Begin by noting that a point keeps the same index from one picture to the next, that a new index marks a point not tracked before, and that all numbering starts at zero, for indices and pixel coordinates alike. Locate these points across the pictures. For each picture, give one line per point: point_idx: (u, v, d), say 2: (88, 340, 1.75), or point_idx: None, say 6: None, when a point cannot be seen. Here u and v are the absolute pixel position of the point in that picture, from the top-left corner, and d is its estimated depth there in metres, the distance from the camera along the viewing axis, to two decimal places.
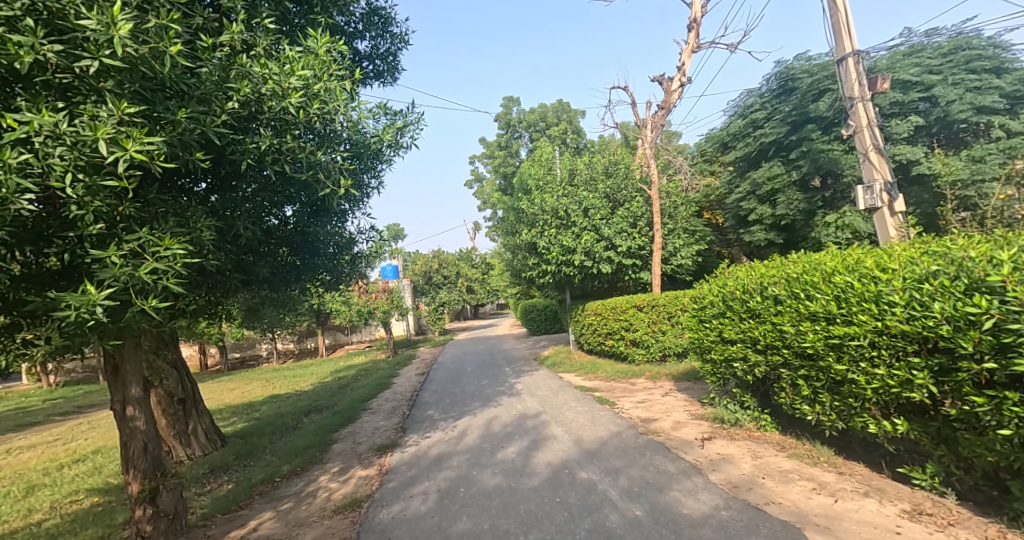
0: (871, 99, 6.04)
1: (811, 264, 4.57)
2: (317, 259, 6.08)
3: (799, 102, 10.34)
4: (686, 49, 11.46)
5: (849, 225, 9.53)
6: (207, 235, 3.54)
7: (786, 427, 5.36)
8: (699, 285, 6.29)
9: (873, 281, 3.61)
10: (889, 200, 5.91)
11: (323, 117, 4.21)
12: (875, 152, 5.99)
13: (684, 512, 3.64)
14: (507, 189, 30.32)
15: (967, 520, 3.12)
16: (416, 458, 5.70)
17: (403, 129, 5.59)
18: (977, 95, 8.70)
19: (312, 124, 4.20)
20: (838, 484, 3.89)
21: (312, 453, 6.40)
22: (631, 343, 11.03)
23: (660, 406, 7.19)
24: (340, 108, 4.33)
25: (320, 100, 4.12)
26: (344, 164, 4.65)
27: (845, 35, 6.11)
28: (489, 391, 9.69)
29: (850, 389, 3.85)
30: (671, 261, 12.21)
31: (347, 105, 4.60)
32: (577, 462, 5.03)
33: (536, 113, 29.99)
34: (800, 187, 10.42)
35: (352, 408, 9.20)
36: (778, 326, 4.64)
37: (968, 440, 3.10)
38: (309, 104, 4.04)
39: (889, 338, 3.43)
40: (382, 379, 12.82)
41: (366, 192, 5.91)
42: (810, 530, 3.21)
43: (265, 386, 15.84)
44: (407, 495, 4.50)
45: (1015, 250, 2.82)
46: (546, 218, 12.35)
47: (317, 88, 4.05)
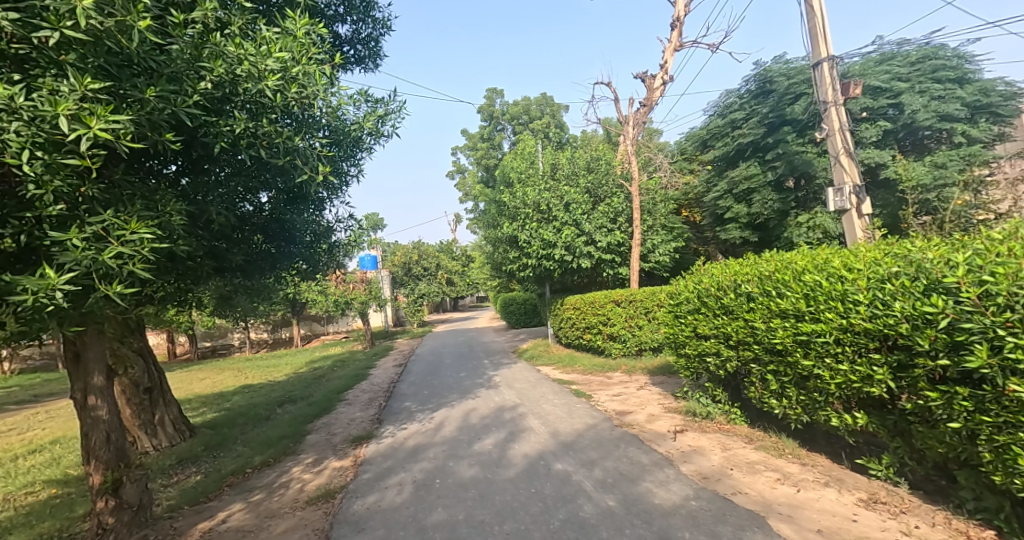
0: (843, 104, 6.22)
1: (783, 262, 4.72)
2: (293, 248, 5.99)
3: (776, 104, 10.55)
4: (669, 48, 11.59)
5: (820, 225, 9.82)
6: (177, 220, 3.46)
7: (755, 421, 5.53)
8: (675, 281, 6.41)
9: (840, 281, 3.75)
10: (857, 202, 6.12)
11: (301, 102, 4.15)
12: (846, 155, 6.18)
13: (655, 502, 3.75)
14: (488, 182, 30.26)
15: (917, 508, 3.30)
16: (392, 449, 5.69)
17: (384, 117, 5.52)
18: (941, 104, 9.04)
19: (289, 108, 4.12)
20: (802, 474, 4.05)
21: (285, 444, 6.34)
22: (609, 337, 11.17)
23: (634, 399, 7.34)
24: (319, 93, 4.27)
25: (298, 84, 4.05)
26: (323, 150, 4.58)
27: (821, 40, 6.27)
28: (467, 383, 9.72)
29: (815, 384, 4.00)
30: (650, 258, 12.42)
31: (326, 90, 4.53)
32: (553, 453, 5.10)
33: (519, 106, 29.88)
34: (774, 187, 10.69)
35: (327, 400, 9.11)
36: (750, 323, 4.78)
37: (922, 433, 3.27)
38: (287, 88, 3.97)
39: (853, 335, 3.56)
40: (359, 371, 12.72)
41: (346, 180, 5.82)
42: (773, 518, 3.34)
43: (237, 376, 15.54)
44: (382, 486, 4.51)
45: (971, 253, 2.94)
46: (528, 212, 12.37)
47: (295, 72, 3.98)
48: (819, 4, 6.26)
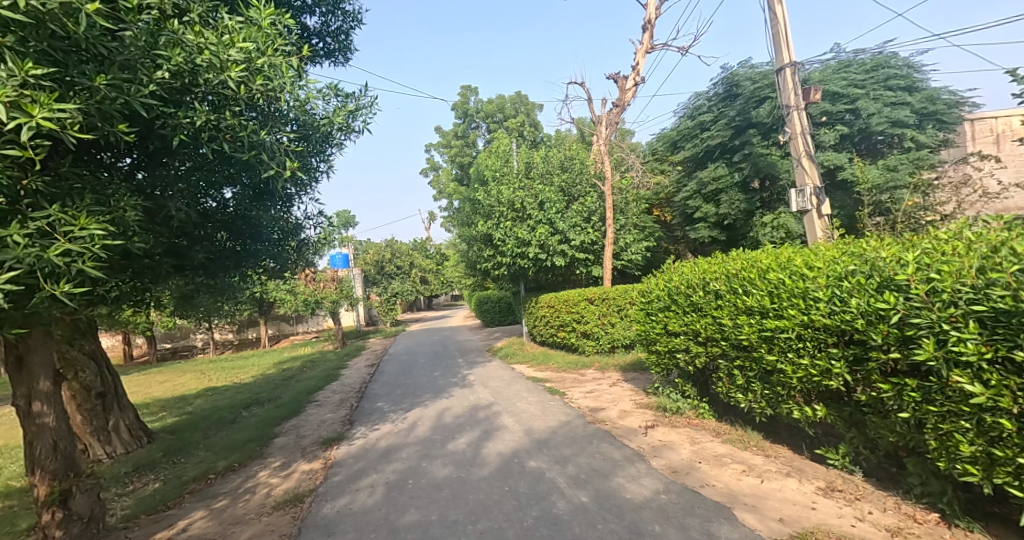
0: (805, 108, 6.46)
1: (749, 261, 4.87)
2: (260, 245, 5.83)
3: (743, 107, 10.86)
4: (641, 49, 11.77)
5: (783, 225, 10.16)
6: (132, 215, 3.33)
7: (722, 415, 5.69)
8: (646, 279, 6.54)
9: (801, 278, 3.89)
10: (817, 203, 6.36)
11: (267, 95, 4.04)
12: (807, 158, 6.42)
13: (627, 496, 3.82)
14: (463, 179, 30.13)
15: (871, 494, 3.47)
16: (363, 450, 5.61)
17: (355, 112, 5.42)
18: (893, 110, 9.48)
19: (254, 101, 4.01)
20: (765, 465, 4.20)
21: (250, 448, 6.16)
22: (582, 335, 11.29)
23: (607, 395, 7.44)
24: (286, 86, 4.17)
25: (263, 76, 3.94)
26: (290, 145, 4.47)
27: (784, 46, 6.49)
28: (441, 382, 9.67)
29: (778, 378, 4.15)
30: (622, 256, 12.62)
31: (294, 84, 4.42)
32: (526, 451, 5.13)
33: (493, 104, 29.83)
34: (741, 188, 11.01)
35: (296, 401, 8.91)
36: (718, 320, 4.91)
37: (875, 423, 3.43)
38: (251, 80, 3.86)
39: (813, 331, 3.71)
40: (330, 371, 12.48)
41: (315, 176, 5.70)
42: (739, 509, 3.45)
43: (200, 378, 15.02)
44: (352, 489, 4.44)
45: (920, 252, 3.08)
46: (502, 210, 12.38)
47: (260, 63, 3.87)
48: (782, 11, 6.47)
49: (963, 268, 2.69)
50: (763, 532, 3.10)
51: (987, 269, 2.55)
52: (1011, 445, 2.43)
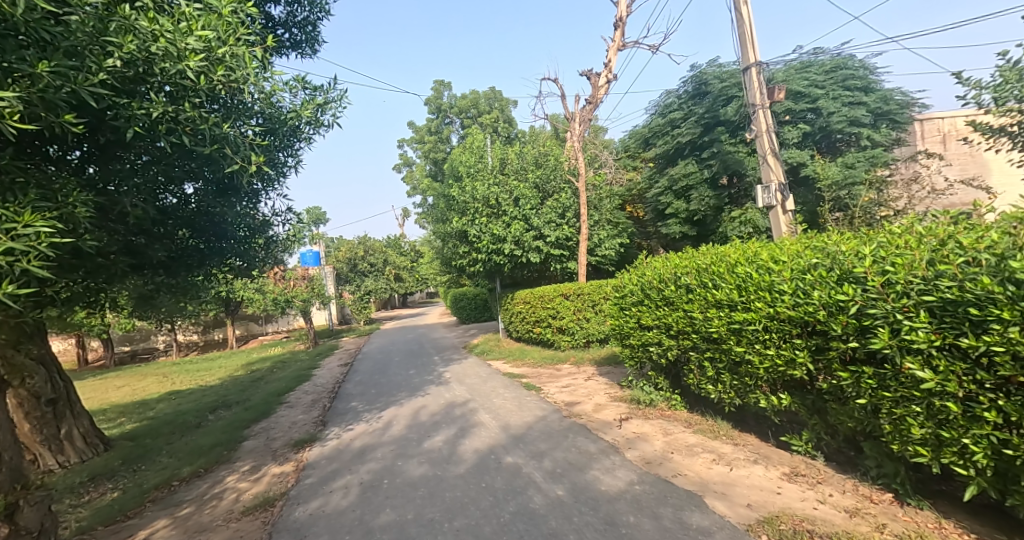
0: (769, 107, 6.65)
1: (718, 255, 4.99)
2: (225, 243, 5.65)
3: (711, 106, 11.10)
4: (612, 47, 11.89)
5: (750, 220, 10.44)
6: (83, 212, 3.17)
7: (693, 406, 5.84)
8: (620, 274, 6.63)
9: (767, 272, 4.02)
10: (782, 199, 6.56)
11: (229, 86, 3.90)
12: (772, 155, 6.61)
13: (602, 489, 3.88)
14: (436, 176, 29.84)
15: (831, 477, 3.62)
16: (337, 451, 5.52)
17: (323, 105, 5.30)
18: (851, 109, 9.85)
19: (215, 92, 3.87)
20: (734, 454, 4.33)
21: (217, 453, 5.99)
22: (558, 330, 11.37)
23: (582, 389, 7.52)
24: (249, 77, 4.03)
25: (224, 66, 3.81)
26: (255, 138, 4.35)
27: (749, 46, 6.65)
28: (417, 380, 9.59)
29: (746, 368, 4.28)
30: (596, 252, 12.76)
31: (258, 75, 4.29)
32: (503, 447, 5.15)
33: (467, 99, 29.61)
34: (710, 184, 11.27)
35: (266, 403, 8.69)
36: (689, 313, 5.02)
37: (835, 410, 3.57)
38: (212, 70, 3.72)
39: (778, 322, 3.83)
40: (301, 372, 12.22)
41: (283, 171, 5.55)
42: (709, 496, 3.55)
43: (162, 382, 14.48)
44: (326, 490, 4.36)
45: (876, 245, 3.21)
46: (477, 207, 12.33)
47: (221, 53, 3.73)
48: (747, 12, 6.63)
49: (915, 261, 2.81)
50: (733, 518, 3.20)
51: (936, 261, 2.68)
52: (957, 426, 2.57)
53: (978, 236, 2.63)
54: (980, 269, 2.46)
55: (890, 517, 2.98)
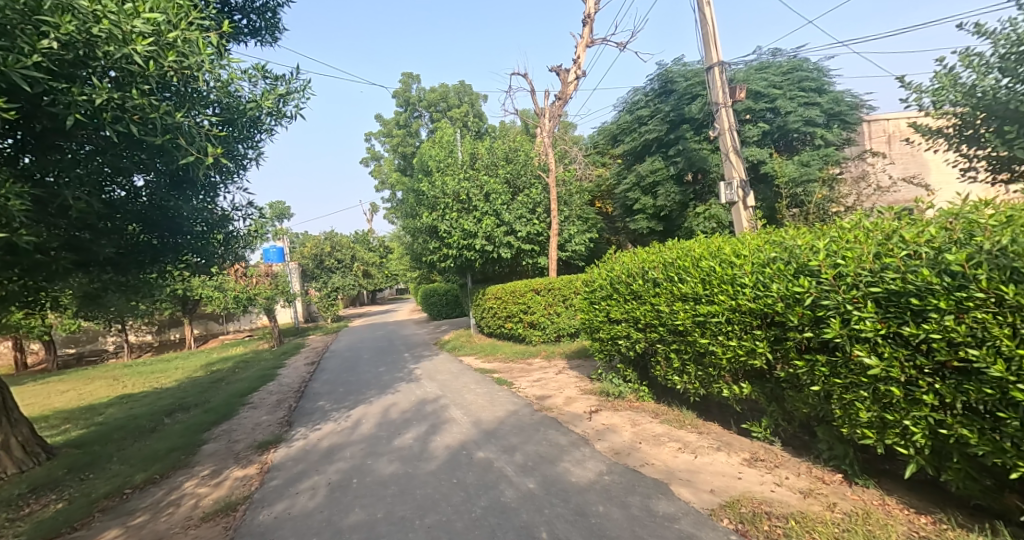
0: (731, 106, 6.85)
1: (684, 250, 5.12)
2: (179, 238, 5.40)
3: (676, 104, 11.34)
4: (581, 43, 11.99)
5: (714, 216, 10.74)
6: (18, 205, 2.98)
7: (660, 397, 6.00)
8: (589, 269, 6.71)
9: (730, 266, 4.16)
10: (743, 196, 6.78)
11: (181, 72, 3.73)
12: (734, 153, 6.82)
13: (572, 480, 3.95)
14: (405, 170, 29.41)
15: (788, 461, 3.80)
16: (303, 452, 5.41)
17: (285, 96, 5.14)
18: (806, 110, 10.27)
19: (166, 79, 3.70)
20: (699, 442, 4.48)
21: (174, 458, 5.77)
22: (529, 325, 11.44)
23: (553, 383, 7.61)
24: (204, 64, 3.87)
25: (176, 51, 3.64)
26: (211, 129, 4.18)
27: (712, 47, 6.83)
28: (386, 377, 9.47)
29: (710, 359, 4.43)
30: (567, 248, 12.89)
31: (213, 62, 4.12)
32: (475, 442, 5.16)
33: (436, 93, 29.28)
34: (676, 181, 11.53)
35: (228, 405, 8.41)
36: (656, 306, 5.14)
37: (792, 397, 3.73)
38: (162, 55, 3.55)
39: (740, 314, 3.97)
40: (265, 371, 11.88)
41: (242, 163, 5.36)
42: (675, 484, 3.67)
43: (113, 385, 13.78)
44: (291, 492, 4.28)
45: (829, 240, 3.37)
46: (447, 202, 12.23)
47: (171, 37, 3.56)
48: (710, 13, 6.80)
49: (863, 254, 2.96)
50: (697, 504, 3.31)
51: (882, 254, 2.83)
52: (899, 409, 2.74)
53: (919, 230, 2.78)
54: (920, 262, 2.61)
55: (840, 497, 3.15)
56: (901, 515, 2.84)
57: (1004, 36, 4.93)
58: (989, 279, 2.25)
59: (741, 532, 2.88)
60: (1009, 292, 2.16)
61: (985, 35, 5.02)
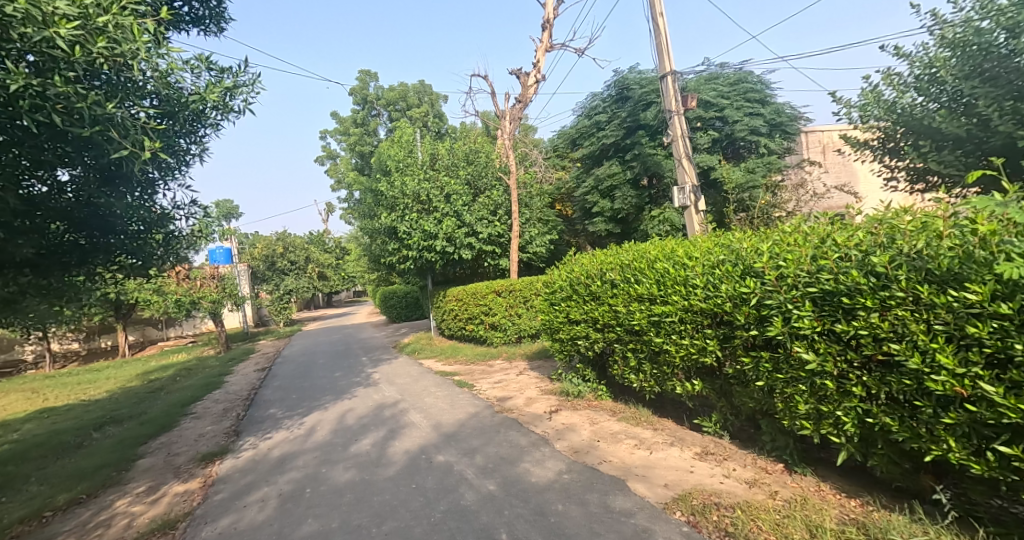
0: (683, 113, 7.13)
1: (640, 252, 5.28)
2: (110, 238, 5.02)
3: (632, 110, 11.67)
4: (540, 48, 12.14)
5: (668, 219, 11.11)
6: None
7: (618, 395, 6.16)
8: (550, 271, 6.80)
9: (682, 268, 4.32)
10: (695, 200, 7.07)
11: (112, 60, 3.51)
12: (686, 159, 7.10)
13: (532, 480, 3.99)
14: (363, 170, 28.77)
15: (735, 453, 4.00)
16: (253, 463, 5.19)
17: (232, 89, 4.93)
18: (751, 120, 10.82)
19: (95, 66, 3.47)
20: (653, 438, 4.64)
21: (105, 475, 5.40)
22: (490, 326, 11.45)
23: (514, 384, 7.65)
24: (139, 52, 3.66)
25: (106, 37, 3.40)
26: (147, 121, 3.95)
27: (665, 56, 7.09)
28: (343, 383, 9.22)
29: (665, 358, 4.59)
30: (527, 249, 13.00)
31: (149, 50, 3.90)
32: (434, 446, 5.11)
33: (395, 92, 28.86)
34: (632, 185, 11.86)
35: (168, 416, 7.94)
36: (613, 307, 5.28)
37: (739, 393, 3.92)
38: (91, 41, 3.33)
39: (692, 314, 4.14)
40: (210, 379, 11.30)
41: (184, 159, 5.09)
42: (631, 479, 3.78)
43: (36, 398, 12.72)
44: (239, 506, 4.10)
45: (772, 243, 3.56)
46: (406, 202, 12.06)
47: (101, 22, 3.34)
48: (663, 23, 7.06)
49: (801, 256, 3.15)
50: (652, 498, 3.42)
51: (817, 256, 3.02)
52: (833, 401, 2.94)
53: (850, 233, 2.98)
54: (850, 263, 2.81)
55: (781, 485, 3.35)
56: (833, 499, 3.05)
57: (919, 58, 5.38)
58: (909, 279, 2.46)
59: (692, 524, 3.01)
60: (925, 291, 2.37)
61: (903, 57, 5.46)
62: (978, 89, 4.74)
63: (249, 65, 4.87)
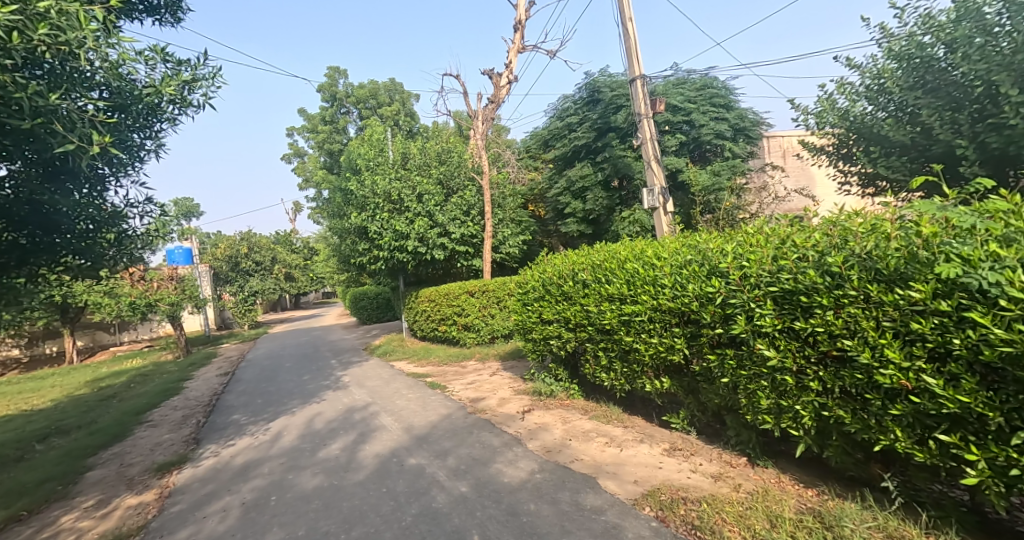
0: (652, 117, 7.29)
1: (610, 253, 5.37)
2: (54, 237, 4.74)
3: (603, 112, 11.84)
4: (513, 48, 12.18)
5: (638, 220, 11.32)
6: None
7: (589, 394, 6.23)
8: (522, 271, 6.82)
9: (651, 268, 4.42)
10: (663, 202, 7.23)
11: (56, 49, 3.34)
12: (655, 162, 7.25)
13: (504, 480, 4.00)
14: (332, 168, 28.21)
15: (702, 449, 4.11)
16: (214, 471, 5.02)
17: (189, 83, 4.76)
18: (717, 124, 11.16)
19: (37, 54, 3.29)
20: (624, 435, 4.72)
21: (51, 489, 5.11)
22: (463, 327, 11.40)
23: (487, 385, 7.65)
24: (87, 40, 3.49)
25: (48, 24, 3.24)
26: (96, 114, 3.78)
27: (634, 60, 7.22)
28: (311, 386, 9.01)
29: (634, 356, 4.68)
30: (501, 250, 13.02)
31: (98, 40, 3.73)
32: (406, 449, 5.06)
33: (365, 89, 28.42)
34: (603, 186, 12.03)
35: (121, 425, 7.58)
36: (585, 307, 5.34)
37: (706, 389, 4.04)
38: (31, 28, 3.16)
39: (660, 313, 4.24)
40: (167, 385, 10.84)
41: (138, 155, 4.88)
42: (602, 477, 3.84)
43: None
44: (199, 517, 3.95)
45: (736, 244, 3.68)
46: (377, 202, 11.89)
47: (43, 8, 3.17)
48: (632, 28, 7.19)
49: (763, 257, 3.28)
50: (622, 495, 3.49)
51: (777, 256, 3.15)
52: (792, 396, 3.07)
53: (807, 235, 3.11)
54: (808, 263, 2.93)
55: (744, 478, 3.46)
56: (793, 490, 3.18)
57: (869, 69, 5.66)
58: (860, 278, 2.59)
59: (660, 518, 3.08)
60: (874, 289, 2.50)
61: (855, 68, 5.74)
62: (922, 99, 5.03)
63: (208, 58, 4.71)
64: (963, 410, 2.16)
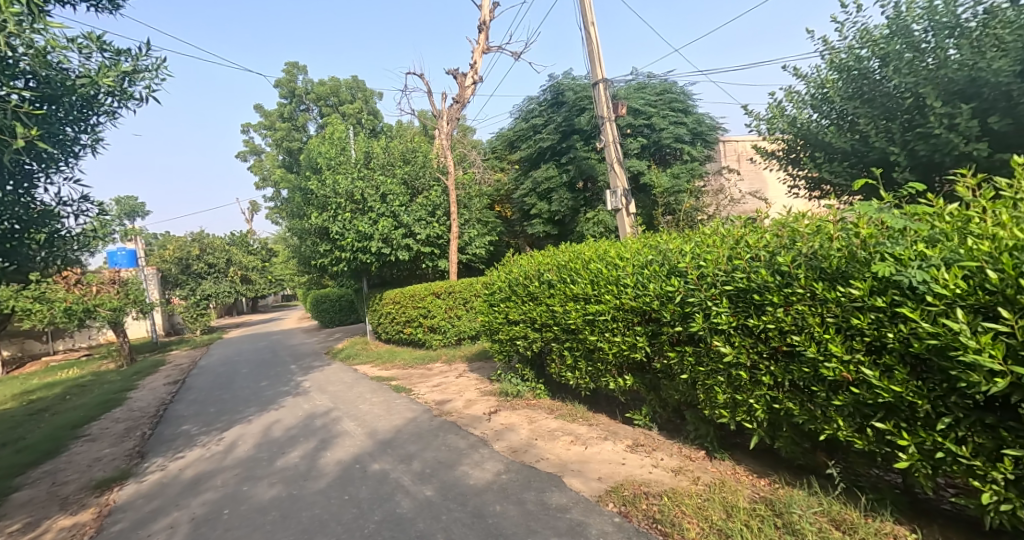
0: (614, 120, 7.43)
1: (575, 253, 5.43)
2: None
3: (567, 115, 11.97)
4: (478, 49, 12.16)
5: (602, 221, 11.51)
6: None
7: (555, 393, 6.28)
8: (489, 272, 6.82)
9: (614, 268, 4.50)
10: (626, 203, 7.38)
11: None
12: (618, 164, 7.39)
13: (471, 482, 3.98)
14: (291, 167, 27.36)
15: (663, 444, 4.22)
16: (160, 486, 4.76)
17: (129, 74, 4.51)
18: (676, 128, 11.50)
19: None
20: (589, 433, 4.79)
21: None
22: (428, 329, 11.29)
23: (453, 387, 7.60)
24: (8, 24, 3.24)
25: None
26: (20, 104, 3.51)
27: (597, 64, 7.34)
28: (268, 393, 8.69)
29: (599, 355, 4.75)
30: (467, 250, 12.97)
31: (22, 24, 3.47)
32: (369, 454, 4.96)
33: (326, 86, 27.69)
34: (568, 188, 12.18)
35: (55, 441, 7.08)
36: (551, 307, 5.39)
37: (667, 386, 4.14)
38: None
39: (623, 312, 4.32)
40: (109, 396, 10.21)
41: (71, 150, 4.57)
42: (568, 475, 3.88)
43: None
44: (143, 535, 3.74)
45: (695, 244, 3.79)
46: (339, 202, 11.61)
47: None
48: (595, 32, 7.32)
49: (719, 257, 3.39)
50: (587, 492, 3.54)
51: (732, 256, 3.27)
52: (747, 390, 3.19)
53: (759, 235, 3.24)
54: (760, 263, 3.06)
55: (703, 471, 3.58)
56: (747, 480, 3.31)
57: (814, 79, 5.97)
58: (807, 277, 2.72)
59: (624, 514, 3.14)
60: (818, 287, 2.63)
61: (801, 77, 6.04)
62: (860, 109, 5.35)
63: (151, 48, 4.47)
64: (896, 399, 2.30)
